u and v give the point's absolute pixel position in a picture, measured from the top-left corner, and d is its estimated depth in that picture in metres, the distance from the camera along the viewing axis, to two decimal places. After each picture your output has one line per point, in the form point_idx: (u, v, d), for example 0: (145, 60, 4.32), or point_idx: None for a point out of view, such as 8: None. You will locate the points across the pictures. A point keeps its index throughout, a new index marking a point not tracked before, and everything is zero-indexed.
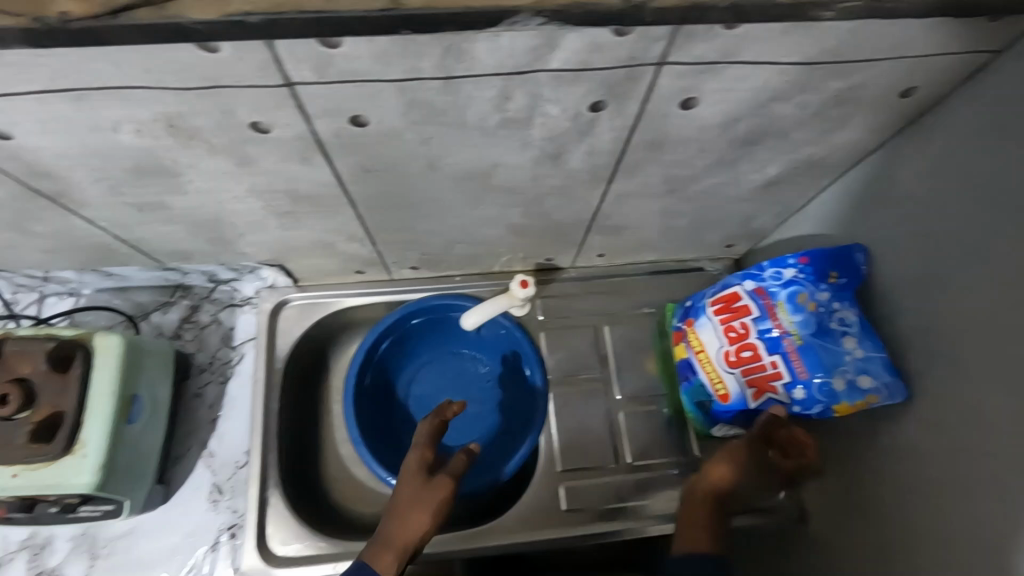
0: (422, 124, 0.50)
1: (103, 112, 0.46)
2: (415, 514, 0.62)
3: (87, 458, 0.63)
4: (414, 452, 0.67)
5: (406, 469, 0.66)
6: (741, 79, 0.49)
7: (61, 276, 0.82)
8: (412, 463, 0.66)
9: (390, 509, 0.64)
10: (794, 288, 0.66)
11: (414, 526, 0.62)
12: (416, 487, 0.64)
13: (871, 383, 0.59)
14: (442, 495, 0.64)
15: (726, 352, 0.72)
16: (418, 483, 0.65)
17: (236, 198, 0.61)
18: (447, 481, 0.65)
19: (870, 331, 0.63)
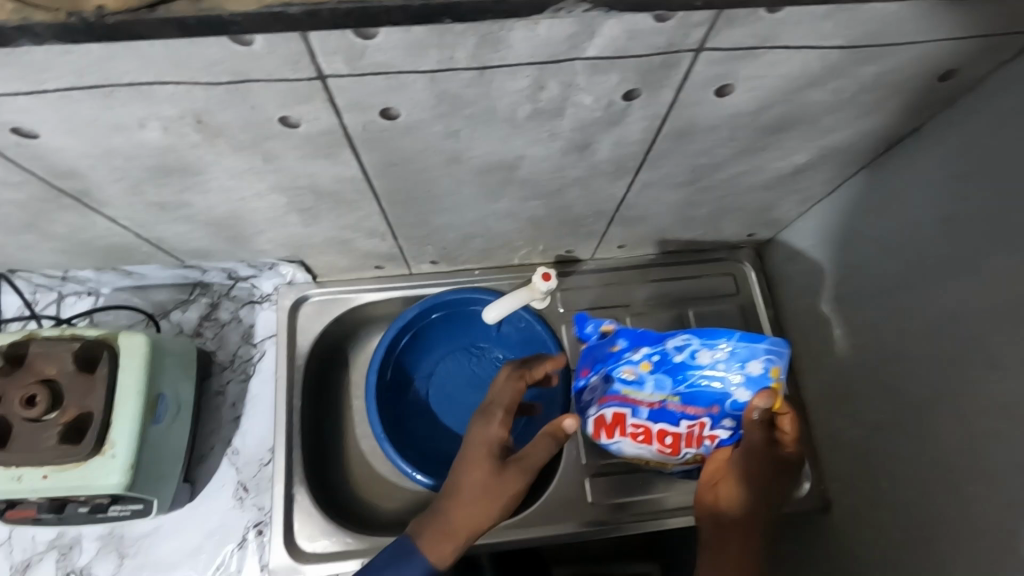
0: (451, 116, 0.49)
1: (129, 110, 0.45)
2: (482, 506, 0.60)
3: (116, 458, 0.63)
4: (486, 434, 0.63)
5: (478, 452, 0.62)
6: (779, 64, 0.47)
7: (80, 275, 0.81)
8: (486, 447, 0.63)
9: (455, 494, 0.61)
10: (617, 373, 0.65)
11: (477, 519, 0.61)
12: (486, 476, 0.61)
13: (761, 366, 0.59)
14: (513, 487, 0.61)
15: (659, 450, 0.65)
16: (488, 472, 0.61)
17: (258, 195, 0.60)
18: (521, 474, 0.62)
19: (702, 332, 0.62)
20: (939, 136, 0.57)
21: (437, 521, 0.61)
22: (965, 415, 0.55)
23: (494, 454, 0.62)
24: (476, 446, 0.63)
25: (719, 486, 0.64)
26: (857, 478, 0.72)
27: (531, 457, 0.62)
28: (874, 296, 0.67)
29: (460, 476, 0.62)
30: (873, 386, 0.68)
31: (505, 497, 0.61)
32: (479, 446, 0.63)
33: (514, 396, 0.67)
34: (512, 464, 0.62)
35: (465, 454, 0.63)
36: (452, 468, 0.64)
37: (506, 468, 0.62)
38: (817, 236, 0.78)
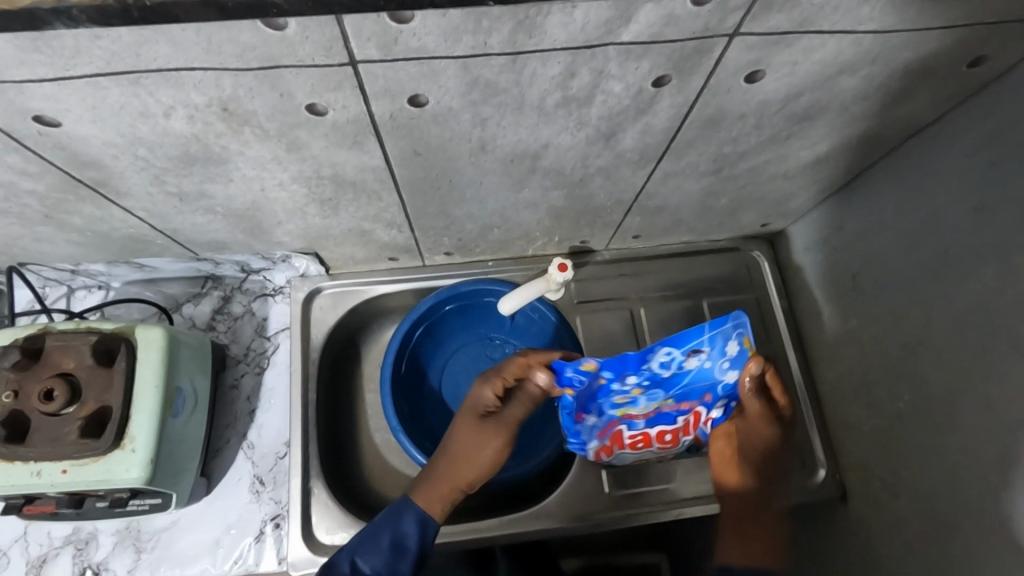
0: (481, 104, 0.49)
1: (157, 97, 0.44)
2: (462, 460, 0.70)
3: (136, 452, 0.62)
4: (477, 397, 0.72)
5: (466, 411, 0.72)
6: (813, 51, 0.47)
7: (90, 268, 0.80)
8: (474, 408, 0.72)
9: (450, 449, 0.70)
10: (610, 404, 0.62)
11: (466, 470, 0.69)
12: (470, 434, 0.71)
13: (737, 347, 0.55)
14: (492, 444, 0.71)
15: (662, 442, 0.70)
16: (472, 430, 0.71)
17: (280, 185, 0.59)
18: (498, 434, 0.71)
19: (675, 339, 0.54)
20: (965, 123, 0.57)
21: (427, 468, 0.71)
22: (990, 404, 0.55)
23: (481, 414, 0.72)
24: (466, 406, 0.72)
25: (733, 467, 0.73)
26: (876, 467, 0.72)
27: (510, 419, 0.72)
28: (893, 286, 0.67)
29: (452, 430, 0.72)
30: (894, 376, 0.68)
31: (486, 453, 0.70)
32: (468, 407, 0.72)
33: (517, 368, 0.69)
34: (496, 424, 0.71)
35: (458, 411, 0.73)
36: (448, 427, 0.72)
37: (487, 427, 0.71)
38: (832, 226, 0.78)
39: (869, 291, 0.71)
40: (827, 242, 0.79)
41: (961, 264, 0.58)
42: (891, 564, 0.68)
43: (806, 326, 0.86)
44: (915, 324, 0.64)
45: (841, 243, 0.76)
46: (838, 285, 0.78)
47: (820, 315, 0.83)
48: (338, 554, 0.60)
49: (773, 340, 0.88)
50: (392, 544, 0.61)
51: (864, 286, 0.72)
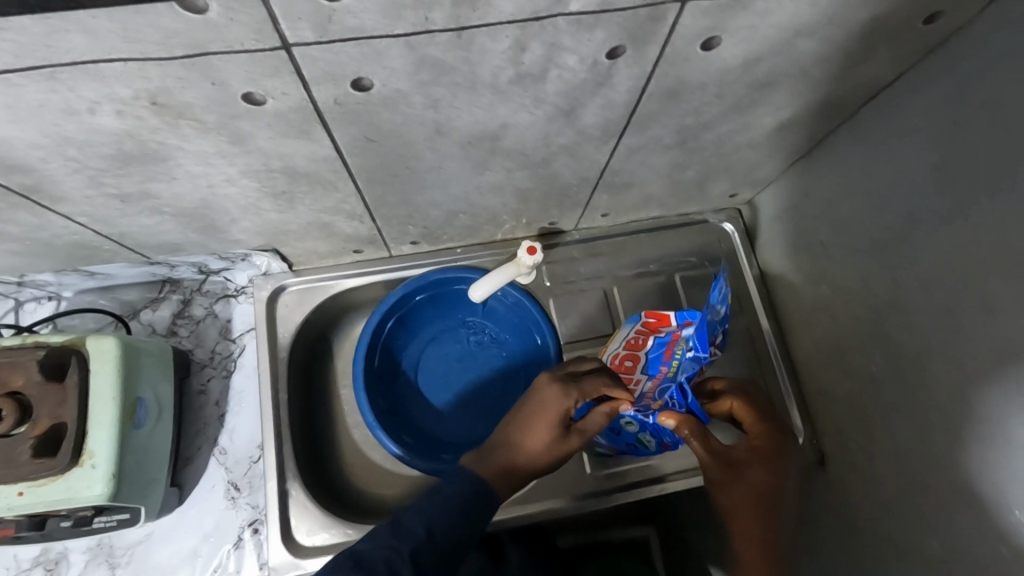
0: (430, 84, 0.46)
1: (78, 93, 0.41)
2: (540, 463, 0.64)
3: (97, 468, 0.60)
4: (564, 402, 0.64)
5: (552, 415, 0.64)
6: (769, 13, 0.46)
7: (38, 279, 0.76)
8: (561, 414, 0.64)
9: (519, 443, 0.64)
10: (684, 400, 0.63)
11: (531, 467, 0.64)
12: (550, 440, 0.64)
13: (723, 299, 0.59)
14: (569, 451, 0.65)
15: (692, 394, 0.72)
16: (553, 436, 0.64)
17: (228, 180, 0.56)
18: (578, 444, 0.65)
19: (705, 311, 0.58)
20: (925, 82, 0.57)
21: (502, 461, 0.63)
22: (956, 362, 0.56)
23: (563, 420, 0.65)
24: (549, 409, 0.64)
25: (745, 472, 0.65)
26: (852, 431, 0.73)
27: (590, 428, 0.65)
28: (860, 251, 0.67)
29: (532, 429, 0.64)
30: (867, 339, 0.68)
31: (552, 458, 0.65)
32: (555, 410, 0.64)
33: (596, 390, 0.65)
34: (572, 434, 0.65)
35: (538, 411, 0.65)
36: (521, 416, 0.65)
37: (569, 436, 0.65)
38: (800, 192, 0.78)
39: (837, 257, 0.71)
40: (795, 210, 0.79)
41: (927, 223, 0.58)
42: (871, 525, 0.69)
43: (779, 296, 0.86)
44: (885, 288, 0.64)
45: (811, 210, 0.75)
46: (808, 252, 0.78)
47: (791, 282, 0.83)
48: (411, 511, 0.57)
49: (746, 311, 0.89)
50: (461, 513, 0.57)
51: (833, 251, 0.72)
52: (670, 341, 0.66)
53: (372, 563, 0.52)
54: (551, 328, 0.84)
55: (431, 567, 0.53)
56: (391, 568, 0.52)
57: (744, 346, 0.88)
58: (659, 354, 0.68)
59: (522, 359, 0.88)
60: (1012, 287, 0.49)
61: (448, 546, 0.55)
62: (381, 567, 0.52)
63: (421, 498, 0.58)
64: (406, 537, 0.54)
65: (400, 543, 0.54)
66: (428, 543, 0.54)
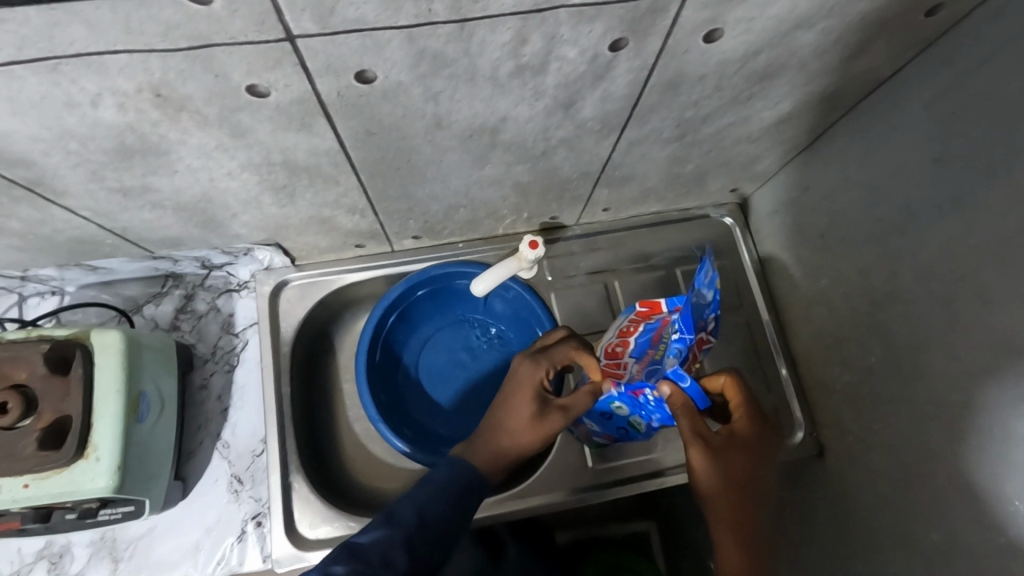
0: (430, 76, 0.47)
1: (80, 86, 0.41)
2: (524, 437, 0.65)
3: (101, 460, 0.60)
4: (533, 377, 0.67)
5: (526, 391, 0.66)
6: (769, 5, 0.46)
7: (41, 274, 0.77)
8: (533, 389, 0.66)
9: (500, 423, 0.66)
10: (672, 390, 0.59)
11: (515, 445, 0.65)
12: (531, 414, 0.65)
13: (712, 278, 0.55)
14: (554, 429, 0.65)
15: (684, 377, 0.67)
16: (533, 411, 0.65)
17: (229, 173, 0.57)
18: (560, 419, 0.65)
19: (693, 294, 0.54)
20: (924, 75, 0.57)
21: (485, 438, 0.65)
22: (953, 353, 0.56)
23: (540, 395, 0.66)
24: (522, 386, 0.67)
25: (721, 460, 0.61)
26: (850, 422, 0.73)
27: (572, 405, 0.65)
28: (859, 244, 0.67)
29: (511, 406, 0.66)
30: (865, 331, 0.68)
31: (537, 433, 0.65)
32: (528, 383, 0.67)
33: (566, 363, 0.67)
34: (552, 408, 0.66)
35: (512, 391, 0.67)
36: (500, 399, 0.68)
37: (548, 410, 0.65)
38: (799, 186, 0.78)
39: (836, 250, 0.72)
40: (793, 204, 0.79)
41: (925, 215, 0.58)
42: (869, 516, 0.69)
43: (779, 290, 0.87)
44: (883, 280, 0.64)
45: (809, 202, 0.76)
46: (807, 245, 0.78)
47: (791, 276, 0.83)
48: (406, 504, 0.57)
49: (746, 305, 0.89)
50: (453, 511, 0.58)
51: (831, 243, 0.72)
52: (659, 326, 0.62)
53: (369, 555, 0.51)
54: (552, 322, 0.84)
55: (423, 559, 0.53)
56: (387, 558, 0.51)
57: (743, 340, 0.88)
58: (648, 339, 0.63)
59: (523, 354, 0.88)
60: (1010, 276, 0.49)
61: (439, 541, 0.55)
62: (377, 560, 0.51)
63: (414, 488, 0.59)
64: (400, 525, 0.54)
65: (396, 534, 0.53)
66: (422, 537, 0.54)
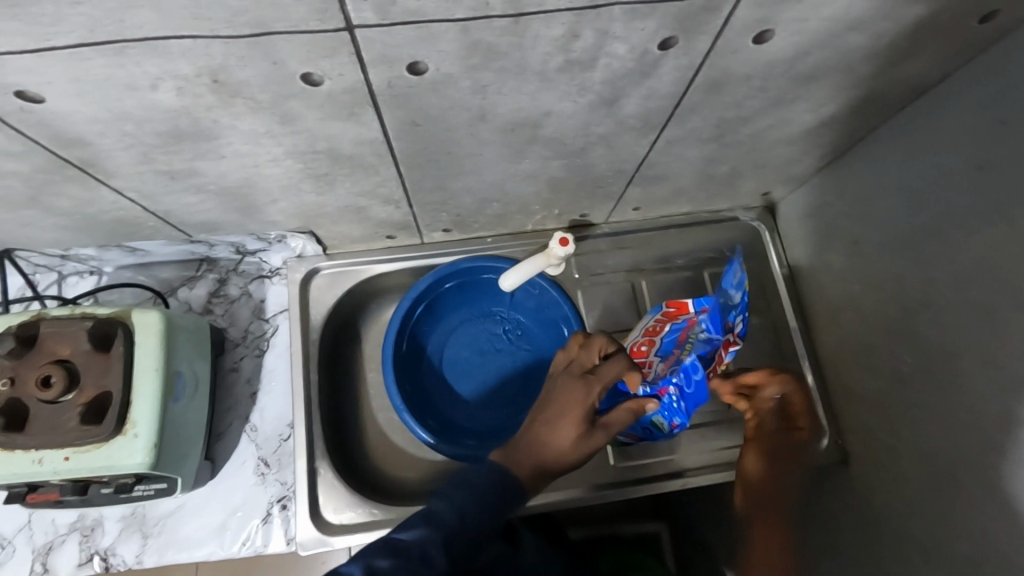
0: (480, 69, 0.47)
1: (142, 69, 0.42)
2: (568, 461, 0.60)
3: (139, 437, 0.62)
4: (581, 392, 0.61)
5: (574, 407, 0.61)
6: (821, 6, 0.46)
7: (81, 254, 0.78)
8: (581, 405, 0.61)
9: (542, 438, 0.60)
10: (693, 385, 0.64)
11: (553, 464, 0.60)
12: (575, 435, 0.60)
13: (738, 283, 0.66)
14: (596, 448, 0.61)
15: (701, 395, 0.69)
16: (579, 430, 0.60)
17: (274, 160, 0.58)
18: (603, 440, 0.61)
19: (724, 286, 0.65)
20: (970, 82, 0.56)
21: (531, 462, 0.59)
22: (991, 362, 0.55)
23: (587, 412, 0.61)
24: (569, 400, 0.61)
25: None
26: (878, 429, 0.73)
27: (614, 423, 0.61)
28: (894, 250, 0.67)
29: (558, 429, 0.60)
30: (897, 339, 0.68)
31: (577, 453, 0.60)
32: (579, 405, 0.61)
33: (615, 376, 0.62)
34: (597, 428, 0.61)
35: (558, 404, 0.61)
36: (541, 411, 0.62)
37: (593, 430, 0.61)
38: (833, 191, 0.77)
39: (870, 256, 0.71)
40: (826, 209, 0.79)
41: (966, 222, 0.57)
42: (895, 525, 0.69)
43: (807, 295, 0.86)
44: (919, 287, 0.64)
45: (842, 207, 0.75)
46: (839, 250, 0.77)
47: (820, 282, 0.82)
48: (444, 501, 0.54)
49: (773, 309, 0.89)
50: (495, 510, 0.55)
51: (865, 250, 0.72)
52: (684, 327, 0.66)
53: (399, 549, 0.50)
54: (578, 320, 0.84)
55: (462, 557, 0.52)
56: (426, 557, 0.50)
57: (768, 344, 0.88)
58: (674, 338, 0.68)
59: (548, 350, 0.89)
60: None
61: (479, 541, 0.53)
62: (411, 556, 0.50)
63: (450, 485, 0.56)
64: (439, 522, 0.52)
65: (430, 533, 0.51)
66: (461, 536, 0.52)
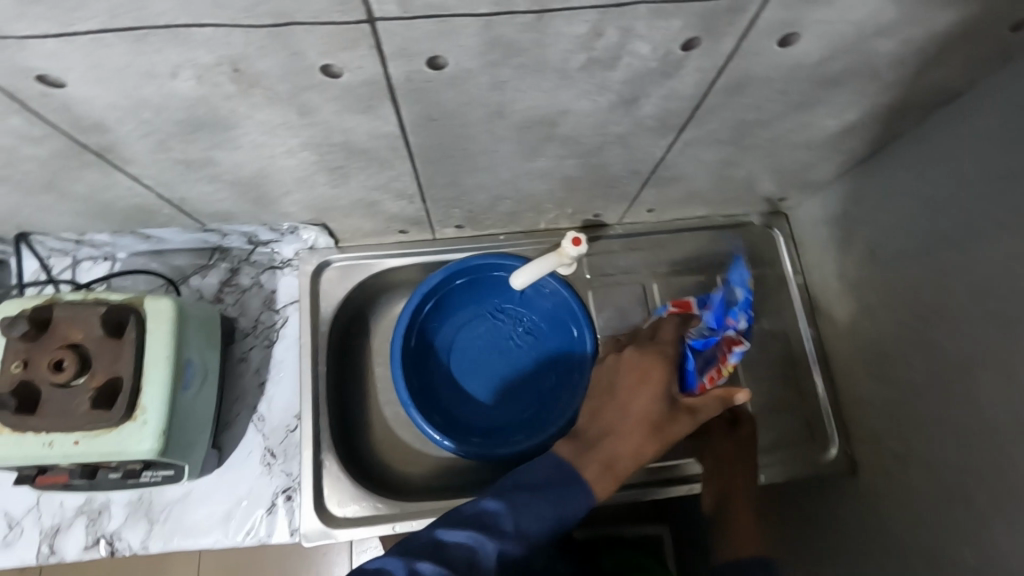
0: (499, 65, 0.47)
1: (163, 57, 0.42)
2: (633, 463, 0.60)
3: (147, 424, 0.62)
4: (654, 377, 0.63)
5: (651, 392, 0.63)
6: (849, 10, 0.46)
7: (96, 239, 0.79)
8: (659, 390, 0.63)
9: (624, 427, 0.61)
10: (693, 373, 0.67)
11: (637, 454, 0.60)
12: (659, 421, 0.62)
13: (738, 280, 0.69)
14: (681, 433, 0.63)
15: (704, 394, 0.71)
16: (661, 414, 0.62)
17: (290, 152, 0.58)
18: (688, 425, 0.63)
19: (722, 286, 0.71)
20: (996, 91, 0.55)
21: (597, 458, 0.59)
22: (1008, 377, 0.54)
23: (666, 397, 0.63)
24: (643, 386, 0.63)
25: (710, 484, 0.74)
26: (888, 441, 0.72)
27: (699, 407, 0.63)
28: (912, 260, 0.66)
29: (624, 431, 0.61)
30: (912, 350, 0.67)
31: (661, 438, 0.62)
32: (645, 408, 0.62)
33: (677, 356, 0.66)
34: (680, 412, 0.63)
35: (633, 391, 0.63)
36: (615, 402, 0.63)
37: (677, 414, 0.63)
38: (851, 198, 0.76)
39: (887, 265, 0.70)
40: (843, 216, 0.78)
41: (987, 234, 0.56)
42: (903, 539, 0.68)
43: (821, 303, 0.85)
44: (937, 299, 0.62)
45: (860, 215, 0.74)
46: (855, 258, 0.76)
47: (834, 290, 0.81)
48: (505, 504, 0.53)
49: (785, 316, 0.88)
50: (558, 521, 0.54)
51: (882, 259, 0.71)
52: None
53: (452, 555, 0.49)
54: (588, 320, 0.84)
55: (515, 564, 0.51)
56: (476, 563, 0.49)
57: (779, 351, 0.87)
58: None
59: (557, 350, 0.88)
60: None
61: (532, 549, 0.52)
62: (462, 564, 0.48)
63: (510, 489, 0.54)
64: (495, 531, 0.51)
65: (486, 541, 0.50)
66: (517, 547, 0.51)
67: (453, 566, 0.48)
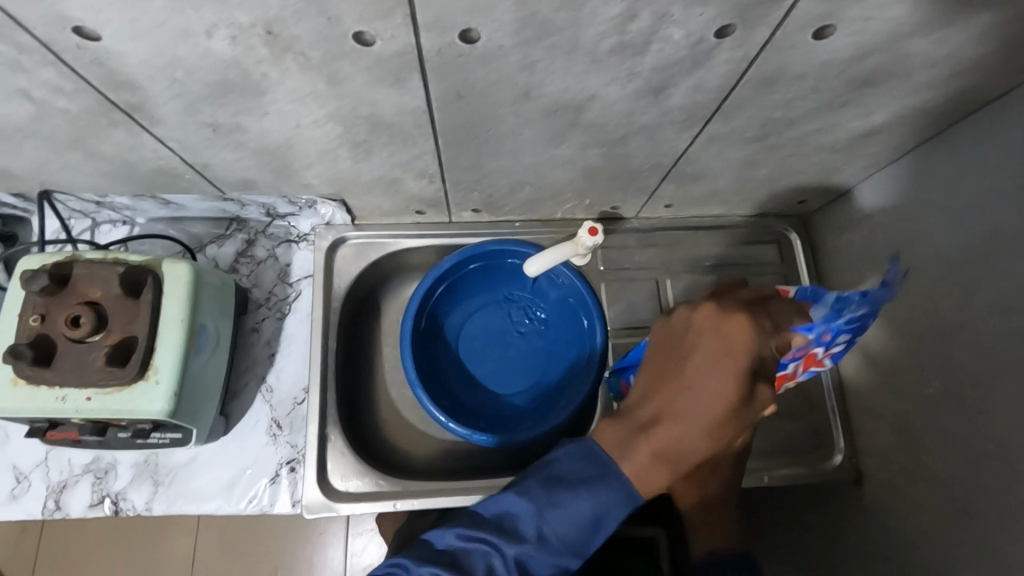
0: (532, 44, 0.47)
1: (199, 15, 0.43)
2: (685, 459, 0.54)
3: (160, 385, 0.63)
4: (729, 365, 0.53)
5: (721, 380, 0.53)
6: (888, 6, 0.45)
7: (116, 202, 0.80)
8: (729, 378, 0.53)
9: (680, 420, 0.54)
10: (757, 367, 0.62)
11: (691, 448, 0.54)
12: (726, 413, 0.53)
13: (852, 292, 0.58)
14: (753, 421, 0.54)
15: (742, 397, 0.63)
16: (730, 404, 0.53)
17: (315, 122, 0.58)
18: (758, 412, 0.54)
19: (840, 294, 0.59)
20: None
21: (643, 448, 0.54)
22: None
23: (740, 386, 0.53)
24: (712, 374, 0.54)
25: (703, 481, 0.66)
26: (897, 452, 0.72)
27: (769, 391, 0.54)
28: (931, 269, 0.65)
29: (682, 419, 0.54)
30: (925, 360, 0.66)
31: (725, 432, 0.53)
32: (703, 400, 0.53)
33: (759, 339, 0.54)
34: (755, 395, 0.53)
35: (698, 378, 0.54)
36: (676, 389, 0.55)
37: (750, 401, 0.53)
38: (873, 204, 0.75)
39: (903, 273, 0.69)
40: (864, 222, 0.77)
41: (1014, 245, 0.55)
42: (906, 550, 0.67)
43: None
44: (955, 309, 0.62)
45: (882, 222, 0.74)
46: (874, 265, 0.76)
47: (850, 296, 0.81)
48: (524, 507, 0.53)
49: None
50: (590, 519, 0.53)
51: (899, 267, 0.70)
52: None
53: (467, 561, 0.50)
54: (599, 312, 0.84)
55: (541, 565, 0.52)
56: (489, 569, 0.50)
57: None
58: None
59: (566, 341, 0.88)
60: None
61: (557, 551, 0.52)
62: (480, 569, 0.50)
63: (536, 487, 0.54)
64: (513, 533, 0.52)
65: (501, 546, 0.51)
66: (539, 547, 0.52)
67: (468, 570, 0.50)
